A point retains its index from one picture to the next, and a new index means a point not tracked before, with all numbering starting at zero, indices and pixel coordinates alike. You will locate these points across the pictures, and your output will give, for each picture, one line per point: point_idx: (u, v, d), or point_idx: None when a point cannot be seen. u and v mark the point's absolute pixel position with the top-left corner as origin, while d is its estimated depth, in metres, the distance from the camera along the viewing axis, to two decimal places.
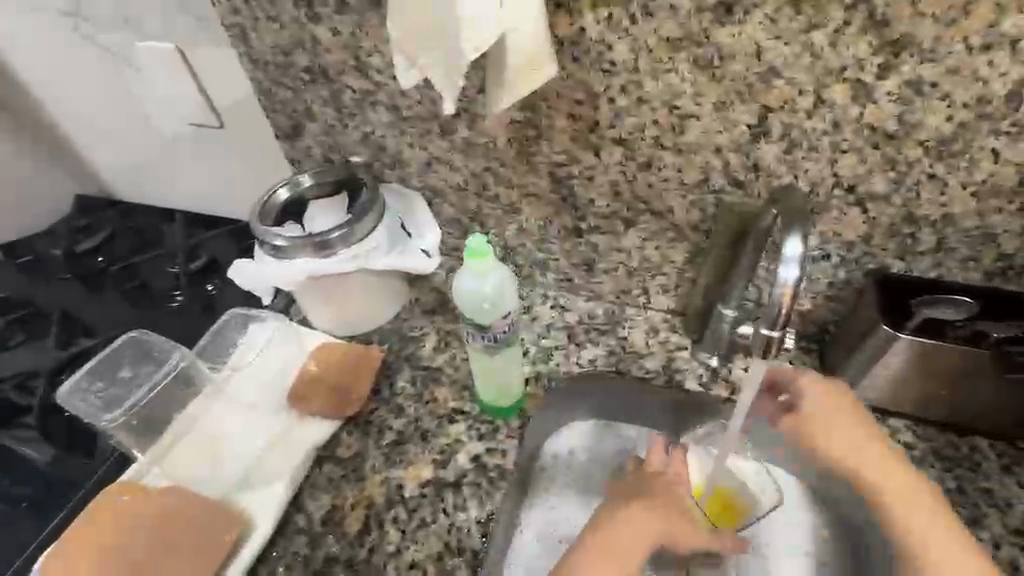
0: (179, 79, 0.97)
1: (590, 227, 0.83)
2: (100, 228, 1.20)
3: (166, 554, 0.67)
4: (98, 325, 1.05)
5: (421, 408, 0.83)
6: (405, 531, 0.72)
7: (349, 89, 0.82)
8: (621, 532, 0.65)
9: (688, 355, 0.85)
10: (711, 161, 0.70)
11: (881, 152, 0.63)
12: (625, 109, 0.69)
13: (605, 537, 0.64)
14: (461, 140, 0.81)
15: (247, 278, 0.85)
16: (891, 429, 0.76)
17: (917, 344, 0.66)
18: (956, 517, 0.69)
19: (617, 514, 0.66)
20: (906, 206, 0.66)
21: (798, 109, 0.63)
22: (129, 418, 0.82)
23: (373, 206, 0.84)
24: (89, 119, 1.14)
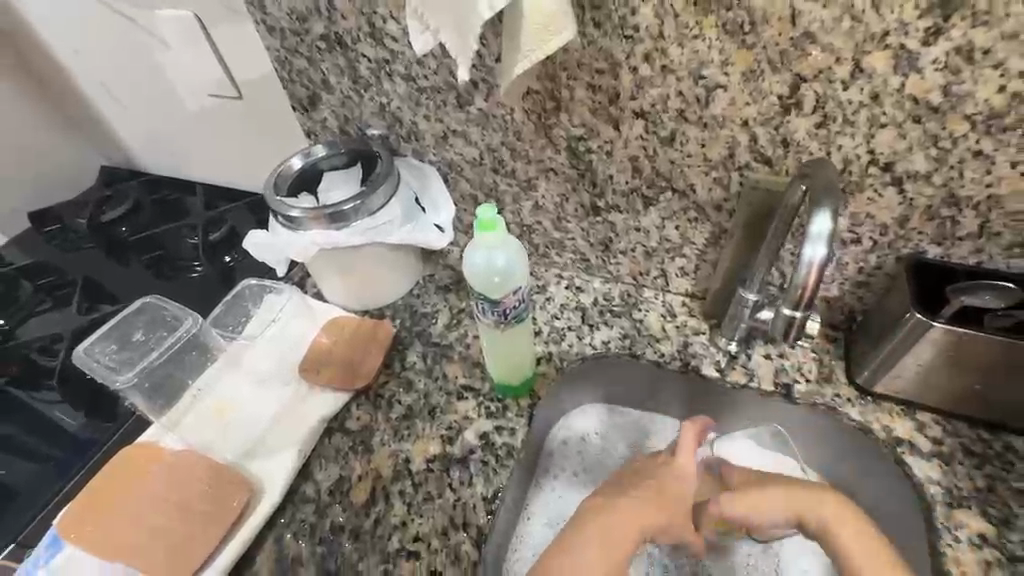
0: (201, 50, 0.97)
1: (608, 205, 0.80)
2: (123, 199, 1.22)
3: (175, 516, 0.69)
4: (120, 293, 1.07)
5: (431, 384, 0.82)
6: (411, 504, 0.72)
7: (365, 58, 0.80)
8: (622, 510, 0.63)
9: (706, 340, 0.83)
10: (738, 136, 0.66)
11: (922, 127, 0.59)
12: (648, 79, 0.66)
13: (605, 517, 0.62)
14: (478, 111, 0.79)
15: (262, 251, 0.84)
16: (918, 423, 0.72)
17: (952, 334, 0.62)
18: (984, 516, 0.65)
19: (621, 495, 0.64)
20: (947, 186, 0.62)
21: (835, 79, 0.59)
22: (143, 380, 0.85)
23: (387, 178, 0.83)
24: (114, 91, 1.15)
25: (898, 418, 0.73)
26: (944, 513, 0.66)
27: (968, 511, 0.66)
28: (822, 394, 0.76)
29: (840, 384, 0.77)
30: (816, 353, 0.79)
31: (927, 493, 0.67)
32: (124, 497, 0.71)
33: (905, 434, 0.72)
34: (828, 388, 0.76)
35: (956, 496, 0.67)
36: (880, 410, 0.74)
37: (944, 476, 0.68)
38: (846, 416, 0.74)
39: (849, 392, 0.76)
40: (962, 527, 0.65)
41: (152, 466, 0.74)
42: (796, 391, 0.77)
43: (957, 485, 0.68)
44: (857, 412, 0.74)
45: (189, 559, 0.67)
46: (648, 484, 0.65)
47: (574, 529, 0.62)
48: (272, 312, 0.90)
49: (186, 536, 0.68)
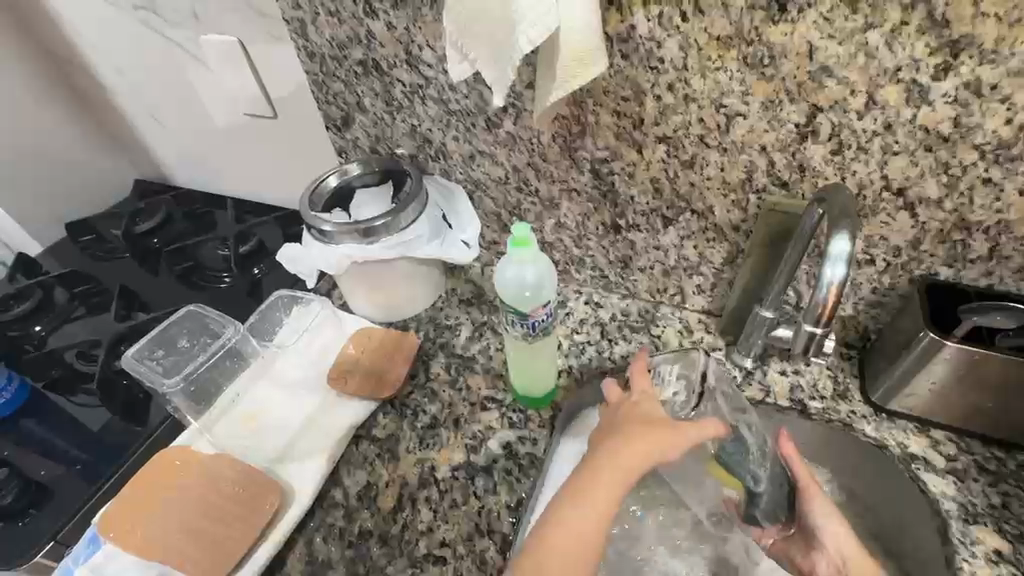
0: (240, 71, 1.03)
1: (629, 224, 0.83)
2: (155, 212, 1.26)
3: (206, 518, 0.72)
4: (153, 302, 1.11)
5: (455, 394, 0.85)
6: (437, 510, 0.75)
7: (400, 83, 0.85)
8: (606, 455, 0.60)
9: (722, 356, 0.85)
10: (756, 161, 0.70)
11: (934, 155, 0.62)
12: (672, 106, 0.70)
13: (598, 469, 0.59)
14: (505, 134, 0.83)
15: (296, 265, 0.89)
16: (932, 440, 0.74)
17: (965, 353, 0.64)
18: (999, 533, 0.67)
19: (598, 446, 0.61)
20: (958, 211, 0.65)
21: (849, 109, 0.62)
22: (189, 385, 0.87)
23: (416, 197, 0.86)
24: (152, 108, 1.21)
25: (912, 434, 0.75)
26: (959, 529, 0.67)
27: (984, 527, 0.67)
28: (837, 410, 0.78)
29: (854, 401, 0.79)
30: (830, 370, 0.82)
31: (942, 508, 0.69)
32: (160, 496, 0.74)
33: (919, 451, 0.73)
34: (843, 404, 0.78)
35: (971, 512, 0.68)
36: (895, 427, 0.76)
37: (958, 491, 0.70)
38: (861, 432, 0.76)
39: (864, 408, 0.78)
40: (978, 542, 0.66)
41: (185, 468, 0.76)
42: (811, 407, 0.79)
43: (972, 501, 0.69)
44: (871, 428, 0.76)
45: (227, 559, 0.70)
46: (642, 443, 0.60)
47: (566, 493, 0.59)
48: (302, 322, 0.94)
49: (221, 535, 0.71)
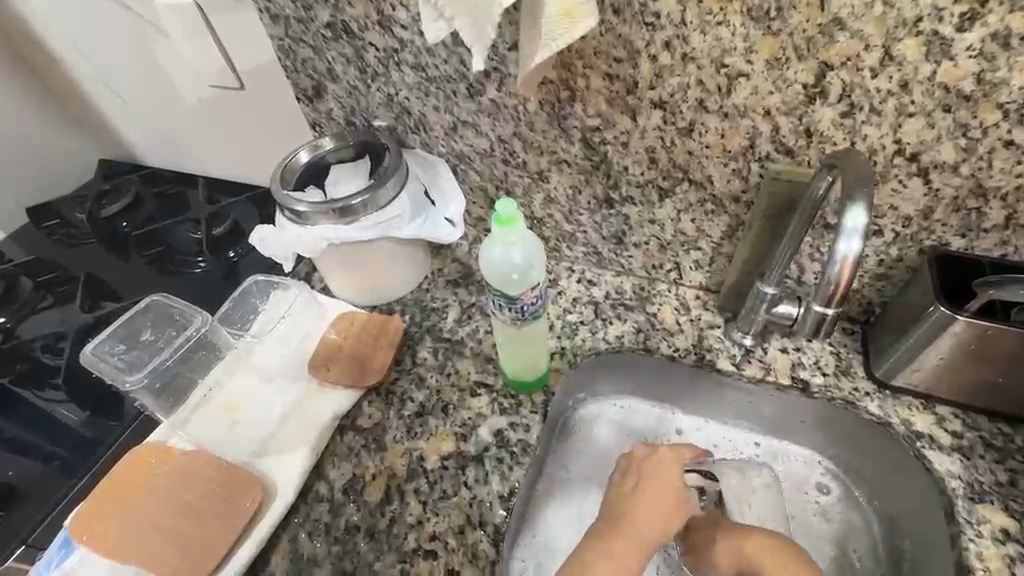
0: (202, 40, 0.95)
1: (623, 197, 0.78)
2: (124, 193, 1.19)
3: (179, 522, 0.68)
4: (124, 289, 1.06)
5: (444, 380, 0.81)
6: (427, 502, 0.72)
7: (373, 47, 0.78)
8: (624, 496, 0.67)
9: (721, 334, 0.82)
10: (759, 126, 0.65)
11: (952, 116, 0.57)
12: (668, 67, 0.64)
13: (610, 546, 0.64)
14: (489, 102, 0.77)
15: (267, 247, 0.82)
16: (937, 417, 0.72)
17: (977, 327, 0.61)
18: (1006, 511, 0.65)
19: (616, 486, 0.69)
20: (975, 176, 0.60)
21: (862, 66, 0.57)
22: (152, 382, 0.84)
23: (396, 172, 0.81)
24: (112, 83, 1.12)
25: (917, 411, 0.72)
26: (966, 507, 0.65)
27: (990, 505, 0.65)
28: (840, 387, 0.75)
29: (858, 378, 0.76)
30: (833, 346, 0.78)
31: (948, 487, 0.67)
32: (134, 497, 0.71)
33: (924, 429, 0.71)
34: (847, 381, 0.75)
35: (977, 490, 0.66)
36: (900, 404, 0.73)
37: (964, 469, 0.68)
38: (864, 410, 0.73)
39: (868, 385, 0.75)
40: (984, 521, 0.64)
41: (161, 466, 0.73)
42: (813, 384, 0.76)
43: (978, 478, 0.67)
44: (876, 406, 0.73)
45: (202, 563, 0.66)
46: (644, 492, 0.67)
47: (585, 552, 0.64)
48: (282, 306, 0.89)
49: (198, 537, 0.68)
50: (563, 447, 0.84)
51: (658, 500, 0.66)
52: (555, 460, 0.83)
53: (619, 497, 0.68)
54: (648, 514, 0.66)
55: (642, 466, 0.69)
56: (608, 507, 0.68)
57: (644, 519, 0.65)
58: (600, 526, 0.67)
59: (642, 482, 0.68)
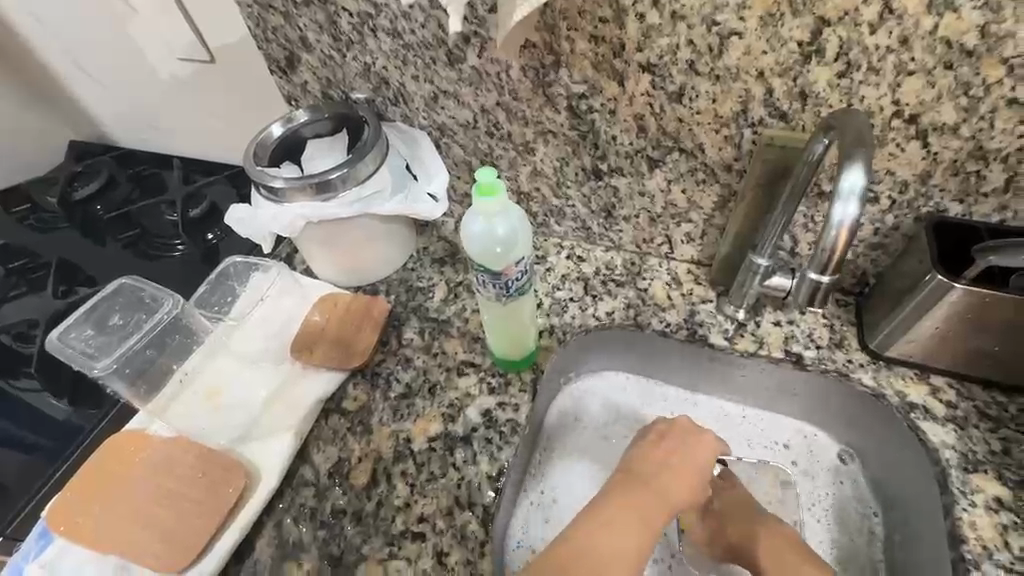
0: (168, 10, 0.91)
1: (611, 168, 0.75)
2: (96, 175, 1.15)
3: (160, 512, 0.67)
4: (99, 274, 1.03)
5: (430, 360, 0.79)
6: (414, 484, 0.70)
7: (346, 12, 0.73)
8: (648, 462, 0.68)
9: (713, 309, 0.80)
10: (752, 89, 0.62)
11: (954, 74, 0.54)
12: (657, 27, 0.60)
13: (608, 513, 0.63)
14: (470, 70, 0.73)
15: (245, 227, 0.79)
16: (931, 387, 0.71)
17: (976, 295, 0.60)
18: (1000, 480, 0.64)
19: (634, 457, 0.70)
20: (976, 138, 0.58)
21: (861, 22, 0.54)
22: (122, 367, 0.82)
23: (374, 145, 0.77)
24: (77, 58, 1.07)
25: (911, 382, 0.71)
26: (959, 477, 0.65)
27: (984, 475, 0.64)
28: (833, 359, 0.74)
29: (851, 349, 0.74)
30: (827, 318, 0.77)
31: (942, 458, 0.66)
32: (113, 487, 0.69)
33: (918, 400, 0.70)
34: (840, 353, 0.74)
35: (971, 460, 0.65)
36: (894, 375, 0.72)
37: (958, 440, 0.67)
38: (858, 382, 0.72)
39: (862, 357, 0.73)
40: (978, 491, 0.64)
41: (138, 456, 0.71)
42: (806, 357, 0.74)
43: (972, 448, 0.66)
44: (869, 378, 0.72)
45: (185, 551, 0.65)
46: (676, 459, 0.69)
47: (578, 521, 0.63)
48: (261, 288, 0.87)
49: (180, 526, 0.66)
50: (554, 431, 0.82)
51: (688, 465, 0.69)
52: (546, 444, 0.81)
53: (637, 464, 0.69)
54: (670, 480, 0.67)
55: (678, 436, 0.70)
56: (614, 479, 0.68)
57: (665, 484, 0.67)
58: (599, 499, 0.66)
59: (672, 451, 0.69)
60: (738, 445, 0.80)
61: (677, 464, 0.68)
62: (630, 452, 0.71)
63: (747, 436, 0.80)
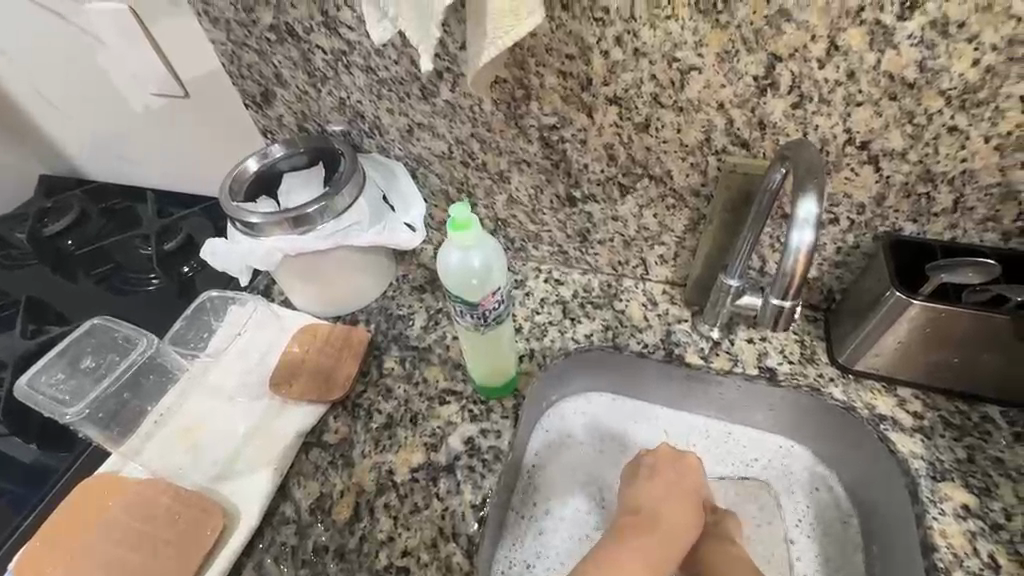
0: (140, 46, 0.91)
1: (585, 195, 0.78)
2: (67, 210, 1.13)
3: (132, 556, 0.65)
4: (70, 312, 1.01)
5: (412, 389, 0.79)
6: (397, 517, 0.70)
7: (320, 49, 0.75)
8: (651, 499, 0.71)
9: (688, 328, 0.82)
10: (714, 119, 0.65)
11: (898, 104, 0.58)
12: (621, 62, 0.63)
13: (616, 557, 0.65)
14: (443, 103, 0.75)
15: (220, 259, 0.79)
16: (898, 399, 0.73)
17: (932, 310, 0.62)
18: (966, 488, 0.66)
19: (635, 494, 0.72)
20: (923, 162, 0.61)
21: (810, 57, 0.57)
22: (94, 411, 0.80)
23: (352, 178, 0.78)
24: (46, 92, 1.06)
25: (879, 394, 0.74)
26: (929, 487, 0.67)
27: (951, 483, 0.67)
28: (805, 374, 0.76)
29: (822, 364, 0.77)
30: (798, 334, 0.79)
31: (912, 468, 0.68)
32: (84, 534, 0.67)
33: (887, 411, 0.72)
34: (811, 368, 0.76)
35: (939, 469, 0.68)
36: (863, 388, 0.74)
37: (926, 449, 0.69)
38: (829, 396, 0.74)
39: (832, 371, 0.76)
40: (946, 500, 0.66)
41: (110, 500, 0.69)
42: (780, 373, 0.76)
43: (939, 457, 0.68)
44: (840, 391, 0.74)
45: None
46: (670, 491, 0.71)
47: (588, 564, 0.65)
48: (238, 321, 0.86)
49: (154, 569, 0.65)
50: (537, 458, 0.82)
51: (682, 496, 0.71)
52: (529, 471, 0.81)
53: (641, 502, 0.70)
54: (673, 515, 0.69)
55: (668, 466, 0.73)
56: (624, 520, 0.70)
57: (669, 518, 0.69)
58: (608, 541, 0.68)
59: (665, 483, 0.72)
60: (719, 466, 0.82)
61: (672, 497, 0.70)
62: (629, 489, 0.73)
63: (727, 453, 0.82)
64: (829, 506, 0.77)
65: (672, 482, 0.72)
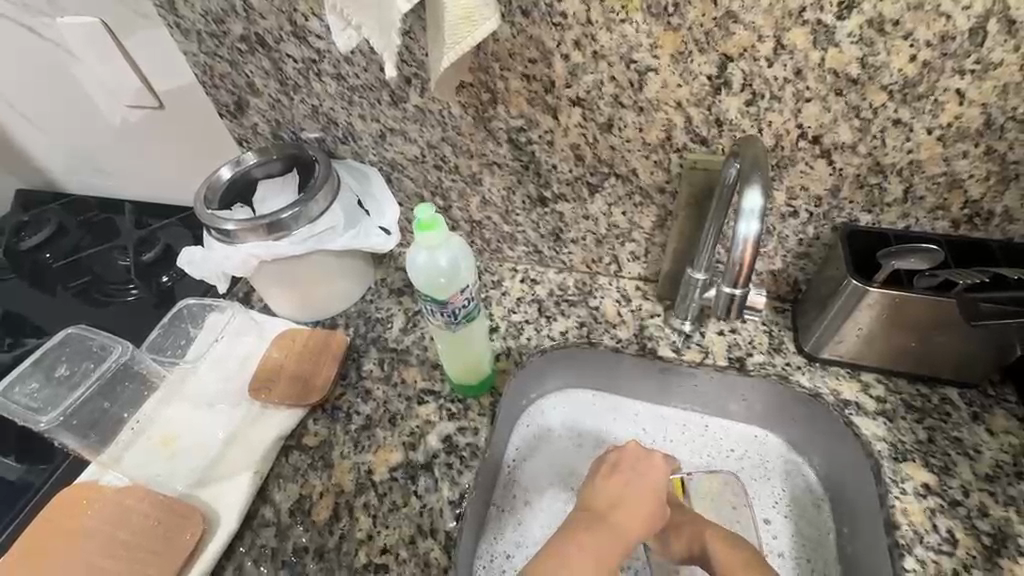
0: (115, 60, 0.92)
1: (555, 195, 0.80)
2: (45, 224, 1.14)
3: (114, 564, 0.66)
4: (48, 324, 1.01)
5: (390, 391, 0.80)
6: (376, 516, 0.71)
7: (290, 58, 0.76)
8: (608, 497, 0.70)
9: (661, 322, 0.84)
10: (673, 118, 0.67)
11: (844, 100, 0.61)
12: (581, 65, 0.65)
13: (568, 554, 0.65)
14: (413, 108, 0.77)
15: (197, 268, 0.80)
16: (863, 384, 0.75)
17: (887, 296, 0.65)
18: (927, 467, 0.69)
19: (592, 491, 0.71)
20: (872, 154, 0.64)
21: (759, 56, 0.60)
22: (68, 419, 0.80)
23: (325, 183, 0.79)
24: (22, 109, 1.07)
25: (845, 381, 0.76)
26: (891, 467, 0.69)
27: (912, 463, 0.69)
28: (774, 364, 0.78)
29: (789, 353, 0.79)
30: (767, 325, 0.82)
31: (875, 450, 0.70)
32: (66, 541, 0.68)
33: (852, 397, 0.74)
34: (779, 357, 0.79)
35: (900, 450, 0.70)
36: (828, 375, 0.76)
37: (888, 432, 0.71)
38: (796, 383, 0.76)
39: (799, 359, 0.78)
40: (907, 479, 0.68)
41: (91, 507, 0.70)
42: (749, 362, 0.79)
43: (901, 439, 0.71)
44: (807, 379, 0.76)
45: None
46: (628, 490, 0.70)
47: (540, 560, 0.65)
48: (215, 329, 0.87)
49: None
50: (518, 454, 0.84)
51: (640, 494, 0.70)
52: (511, 468, 0.83)
53: (596, 502, 0.70)
54: (627, 514, 0.69)
55: (630, 464, 0.72)
56: (580, 516, 0.70)
57: (621, 516, 0.68)
58: (561, 537, 0.67)
59: (625, 481, 0.71)
60: (695, 457, 0.83)
61: (631, 496, 0.70)
62: (591, 486, 0.72)
63: (703, 443, 0.84)
64: (803, 491, 0.79)
65: (630, 478, 0.71)
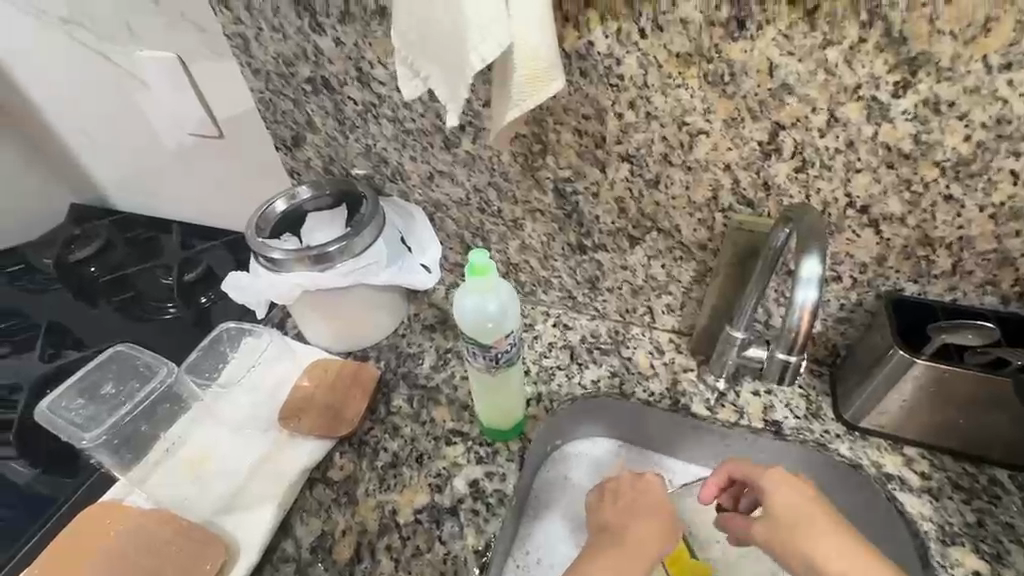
0: (184, 92, 0.96)
1: (595, 244, 0.81)
2: (94, 238, 1.18)
3: None
4: (87, 337, 1.03)
5: (418, 429, 0.80)
6: (399, 560, 0.69)
7: (352, 100, 0.80)
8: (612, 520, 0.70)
9: (695, 378, 0.83)
10: (721, 180, 0.68)
11: (895, 172, 0.61)
12: (634, 124, 0.67)
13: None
14: (464, 154, 0.79)
15: (242, 293, 0.82)
16: (906, 458, 0.73)
17: (936, 370, 0.63)
18: (976, 553, 0.66)
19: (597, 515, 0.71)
20: (921, 227, 0.64)
21: (812, 126, 0.61)
22: (112, 438, 0.80)
23: (373, 220, 0.81)
24: (90, 131, 1.12)
25: (887, 453, 0.74)
26: (938, 551, 0.66)
27: (962, 548, 0.66)
28: (811, 430, 0.76)
29: (828, 420, 0.77)
30: (803, 389, 0.80)
31: (921, 529, 0.68)
32: (87, 562, 0.67)
33: (895, 470, 0.72)
34: (817, 423, 0.77)
35: (948, 532, 0.67)
36: (870, 446, 0.74)
37: (933, 511, 0.69)
38: (836, 452, 0.74)
39: (838, 427, 0.76)
40: (956, 565, 0.65)
41: (115, 528, 0.70)
42: (786, 426, 0.77)
43: (948, 520, 0.68)
44: (847, 448, 0.74)
45: None
46: (629, 507, 0.71)
47: None
48: (253, 354, 0.88)
49: None
50: (539, 504, 0.81)
51: (642, 514, 0.70)
52: (530, 520, 0.80)
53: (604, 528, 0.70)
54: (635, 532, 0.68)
55: (626, 483, 0.73)
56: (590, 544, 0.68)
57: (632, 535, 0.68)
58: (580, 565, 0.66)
59: (625, 501, 0.72)
60: None
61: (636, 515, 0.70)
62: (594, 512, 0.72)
63: None
64: None
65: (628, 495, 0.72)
